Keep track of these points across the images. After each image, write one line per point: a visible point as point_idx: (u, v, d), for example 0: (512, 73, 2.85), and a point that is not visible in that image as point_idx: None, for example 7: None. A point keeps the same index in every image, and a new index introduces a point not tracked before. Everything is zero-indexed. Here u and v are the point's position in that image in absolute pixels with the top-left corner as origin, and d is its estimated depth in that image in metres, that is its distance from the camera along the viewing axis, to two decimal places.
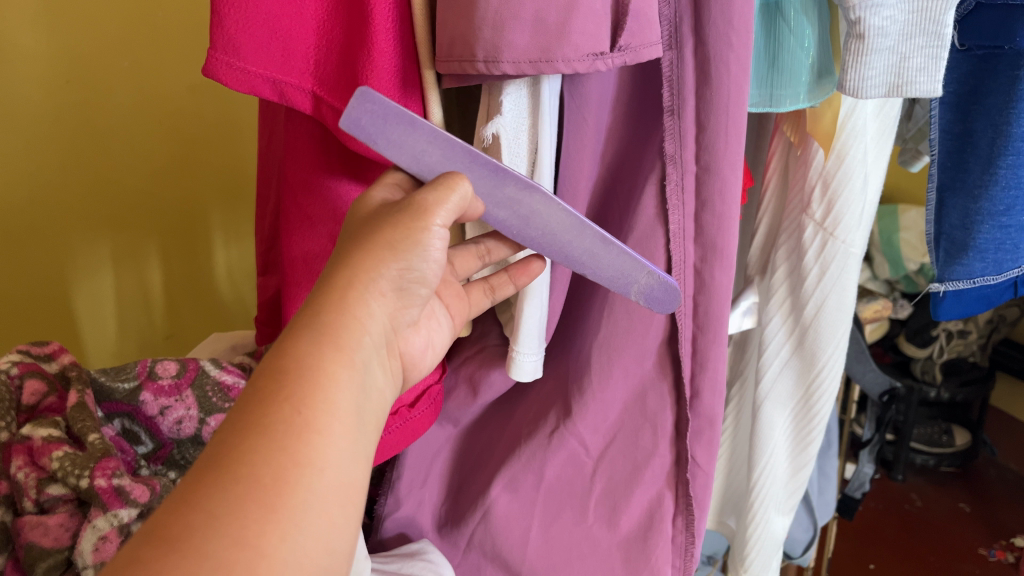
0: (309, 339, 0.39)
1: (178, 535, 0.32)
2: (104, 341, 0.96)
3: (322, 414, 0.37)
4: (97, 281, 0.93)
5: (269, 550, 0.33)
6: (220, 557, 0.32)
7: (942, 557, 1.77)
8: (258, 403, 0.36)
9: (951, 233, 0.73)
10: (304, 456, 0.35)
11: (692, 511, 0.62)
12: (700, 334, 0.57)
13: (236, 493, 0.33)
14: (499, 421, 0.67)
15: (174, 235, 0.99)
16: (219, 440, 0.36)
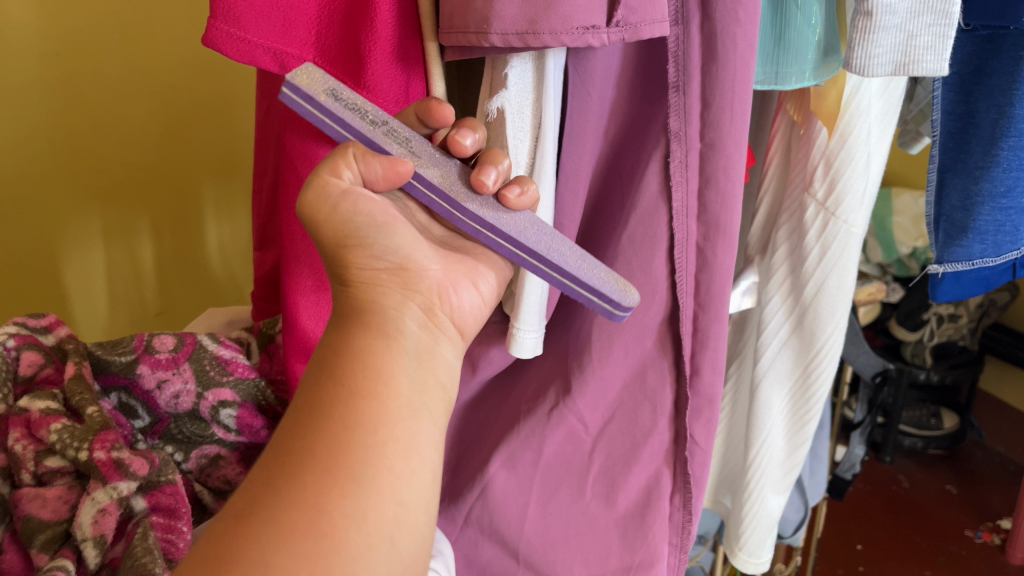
0: (342, 325, 0.44)
1: (247, 508, 0.38)
2: (95, 315, 0.94)
3: (360, 378, 0.41)
4: (88, 258, 0.91)
5: (332, 506, 0.38)
6: (283, 517, 0.37)
7: (929, 538, 1.79)
8: (312, 383, 0.42)
9: (951, 215, 0.73)
10: (352, 419, 0.40)
11: (690, 488, 0.62)
12: (702, 312, 0.57)
13: (297, 465, 0.39)
14: (497, 397, 0.67)
15: (165, 209, 0.97)
16: (285, 425, 0.41)
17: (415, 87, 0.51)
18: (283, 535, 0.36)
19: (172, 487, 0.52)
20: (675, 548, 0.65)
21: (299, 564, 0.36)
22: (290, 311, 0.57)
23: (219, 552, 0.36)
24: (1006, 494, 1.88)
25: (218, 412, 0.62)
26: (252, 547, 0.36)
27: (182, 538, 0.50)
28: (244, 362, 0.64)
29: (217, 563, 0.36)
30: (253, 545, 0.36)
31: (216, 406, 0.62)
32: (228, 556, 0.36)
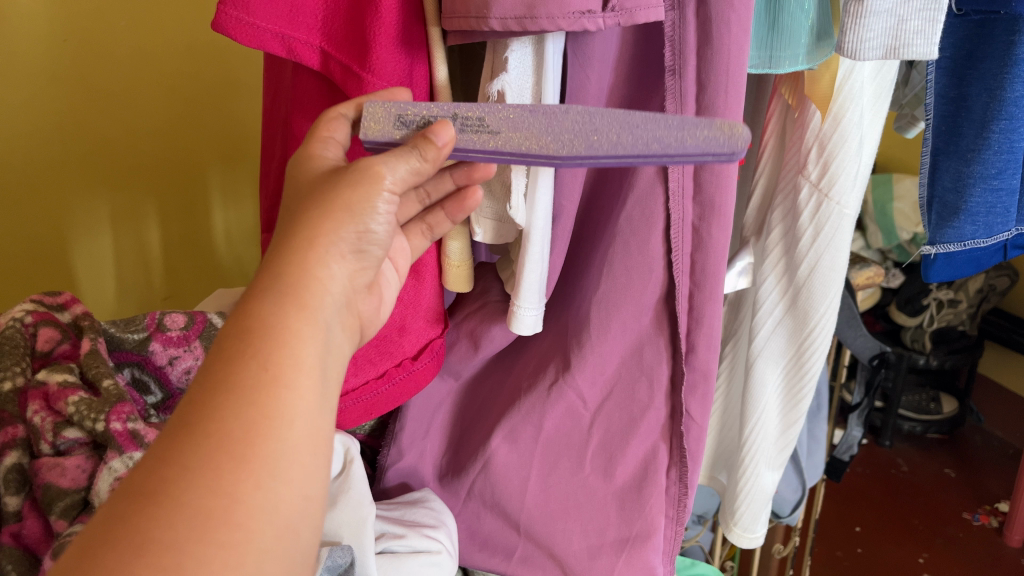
0: (271, 300, 0.39)
1: (156, 490, 0.33)
2: (103, 297, 0.95)
3: (288, 367, 0.37)
4: (97, 243, 0.92)
5: (242, 499, 0.34)
6: (195, 505, 0.33)
7: (927, 520, 1.81)
8: (230, 360, 0.37)
9: (943, 196, 0.74)
10: (272, 410, 0.36)
11: (686, 462, 0.64)
12: (697, 291, 0.59)
13: (208, 447, 0.35)
14: (499, 374, 0.69)
15: (170, 196, 0.98)
16: (191, 399, 0.37)
17: (419, 71, 0.52)
18: (197, 523, 0.33)
19: None
20: (671, 520, 0.67)
21: (212, 556, 0.33)
22: None
23: (123, 533, 0.32)
24: (1003, 477, 1.90)
25: None
26: (158, 533, 0.32)
27: None
28: None
29: (128, 549, 0.32)
30: (160, 530, 0.32)
31: None
32: (137, 541, 0.32)
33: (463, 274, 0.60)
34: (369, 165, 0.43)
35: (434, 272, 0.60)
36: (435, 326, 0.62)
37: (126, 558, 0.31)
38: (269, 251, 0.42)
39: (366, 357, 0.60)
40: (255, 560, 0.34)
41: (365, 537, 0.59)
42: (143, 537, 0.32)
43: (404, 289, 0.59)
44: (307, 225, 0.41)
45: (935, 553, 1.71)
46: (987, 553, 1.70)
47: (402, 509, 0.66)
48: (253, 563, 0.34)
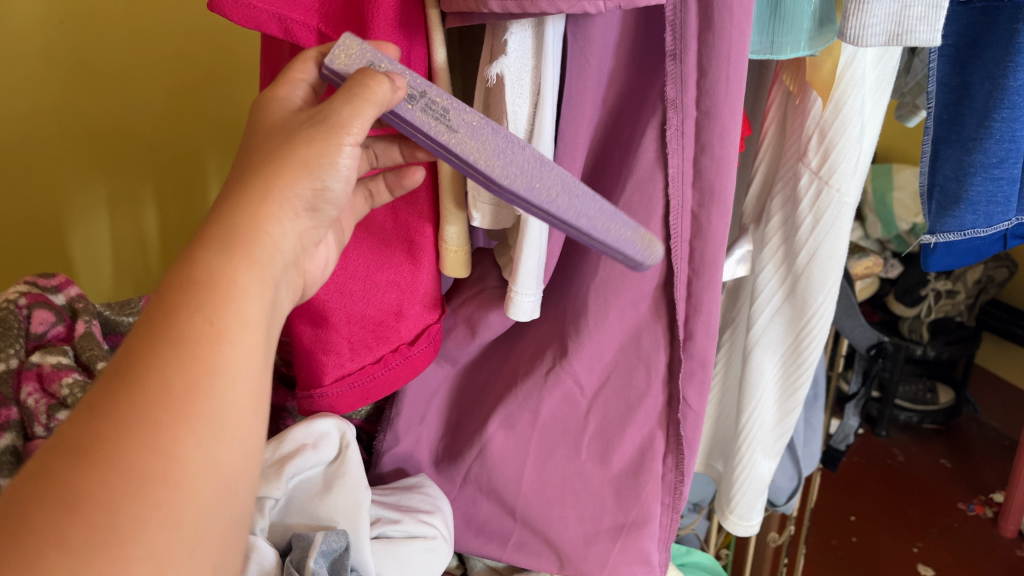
0: (219, 252, 0.38)
1: (87, 447, 0.32)
2: (100, 281, 0.95)
3: (235, 323, 0.37)
4: (92, 227, 0.92)
5: (178, 457, 0.33)
6: (129, 464, 0.32)
7: (922, 510, 1.81)
8: (171, 312, 0.36)
9: (944, 185, 0.74)
10: (215, 365, 0.35)
11: (682, 449, 0.64)
12: (696, 278, 0.58)
13: (146, 402, 0.33)
14: (496, 360, 0.69)
15: (167, 179, 0.97)
16: (127, 350, 0.35)
17: (417, 53, 0.51)
18: (133, 483, 0.32)
19: None
20: (667, 508, 0.67)
21: (148, 516, 0.32)
22: None
23: (54, 490, 0.31)
24: (998, 468, 1.91)
25: None
26: (90, 492, 0.31)
27: None
28: None
29: (59, 508, 0.30)
30: (92, 488, 0.31)
31: None
32: (68, 500, 0.31)
33: (461, 260, 0.60)
34: (336, 118, 0.42)
35: (431, 258, 0.60)
36: (431, 312, 0.62)
37: (57, 518, 0.30)
38: (218, 199, 0.41)
39: (363, 342, 0.60)
40: (193, 521, 0.33)
41: (360, 522, 0.59)
42: (74, 497, 0.31)
43: (401, 275, 0.59)
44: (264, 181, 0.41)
45: (929, 543, 1.72)
46: (981, 543, 1.71)
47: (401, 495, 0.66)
48: (190, 522, 0.33)
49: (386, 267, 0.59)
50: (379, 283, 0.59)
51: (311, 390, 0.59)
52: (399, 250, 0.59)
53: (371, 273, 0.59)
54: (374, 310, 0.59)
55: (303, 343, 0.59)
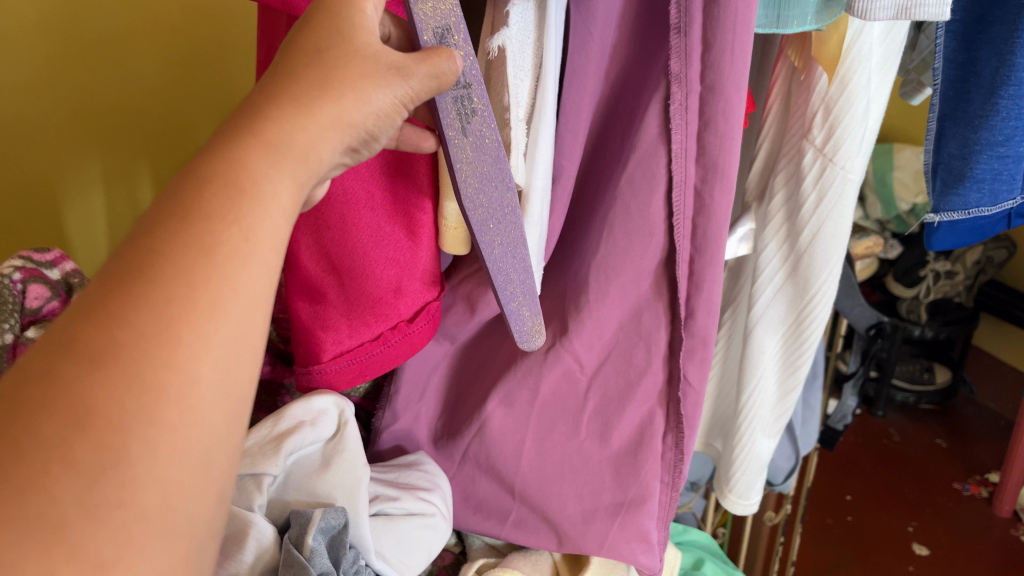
0: (265, 160, 0.35)
1: (106, 353, 0.29)
2: (96, 256, 0.94)
3: (266, 241, 0.34)
4: (88, 201, 0.90)
5: (195, 375, 0.31)
6: (149, 380, 0.29)
7: (917, 489, 1.82)
8: (202, 215, 0.33)
9: (949, 162, 0.73)
10: (239, 284, 0.33)
11: (682, 428, 0.64)
12: (698, 256, 0.58)
13: (167, 312, 0.31)
14: (496, 337, 0.69)
15: (163, 154, 0.95)
16: (145, 244, 0.32)
17: None
18: (149, 398, 0.29)
19: None
20: (666, 486, 0.66)
21: (161, 437, 0.29)
22: (294, 252, 0.58)
23: (62, 395, 0.28)
24: (994, 448, 1.91)
25: None
26: (102, 401, 0.28)
27: None
28: None
29: (69, 415, 0.28)
30: (104, 396, 0.28)
31: None
32: (81, 409, 0.28)
33: (460, 236, 0.59)
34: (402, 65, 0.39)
35: (430, 233, 0.59)
36: (430, 289, 0.62)
37: (67, 429, 0.27)
38: (255, 97, 0.37)
39: (361, 319, 0.59)
40: (200, 446, 0.31)
41: (358, 498, 0.58)
42: (88, 407, 0.28)
43: (400, 251, 0.58)
44: (319, 92, 0.37)
45: (924, 522, 1.73)
46: (976, 522, 1.72)
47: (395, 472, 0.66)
48: (195, 447, 0.31)
49: (385, 243, 0.58)
50: (378, 259, 0.58)
51: (310, 366, 0.59)
52: (399, 225, 0.58)
53: (371, 249, 0.57)
54: (372, 287, 0.58)
55: (301, 321, 0.60)
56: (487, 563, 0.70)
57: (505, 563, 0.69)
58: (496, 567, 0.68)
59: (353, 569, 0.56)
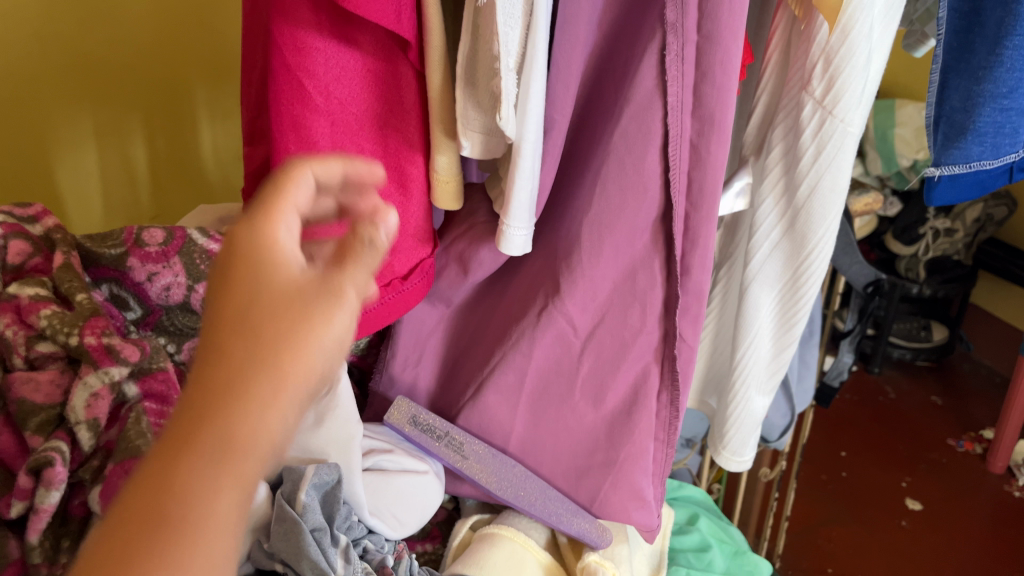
0: (295, 297, 0.34)
1: (151, 523, 0.29)
2: (89, 216, 0.91)
3: (307, 387, 0.34)
4: (80, 158, 0.87)
5: (229, 515, 0.31)
6: (191, 542, 0.30)
7: (912, 445, 1.83)
8: (244, 367, 0.33)
9: (951, 116, 0.72)
10: (281, 427, 0.33)
11: (677, 386, 0.63)
12: (694, 212, 0.57)
13: (215, 470, 0.31)
14: (489, 296, 0.68)
15: (156, 110, 0.93)
16: (193, 397, 0.32)
17: None
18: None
19: (164, 373, 0.52)
20: (660, 444, 0.66)
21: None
22: None
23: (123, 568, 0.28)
24: (989, 405, 1.92)
25: None
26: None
27: None
28: None
29: None
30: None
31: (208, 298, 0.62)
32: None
33: (452, 190, 0.58)
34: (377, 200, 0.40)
35: (421, 188, 0.58)
36: (424, 245, 0.61)
37: None
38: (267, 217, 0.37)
39: None
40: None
41: (351, 456, 0.57)
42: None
43: (391, 207, 0.57)
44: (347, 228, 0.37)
45: (918, 477, 1.74)
46: (970, 478, 1.73)
47: (403, 422, 0.64)
48: None
49: (375, 198, 0.56)
50: None
51: None
52: (389, 180, 0.57)
53: None
54: None
55: None
56: (481, 520, 0.68)
57: (501, 520, 0.67)
58: (491, 525, 0.67)
59: (345, 525, 0.55)
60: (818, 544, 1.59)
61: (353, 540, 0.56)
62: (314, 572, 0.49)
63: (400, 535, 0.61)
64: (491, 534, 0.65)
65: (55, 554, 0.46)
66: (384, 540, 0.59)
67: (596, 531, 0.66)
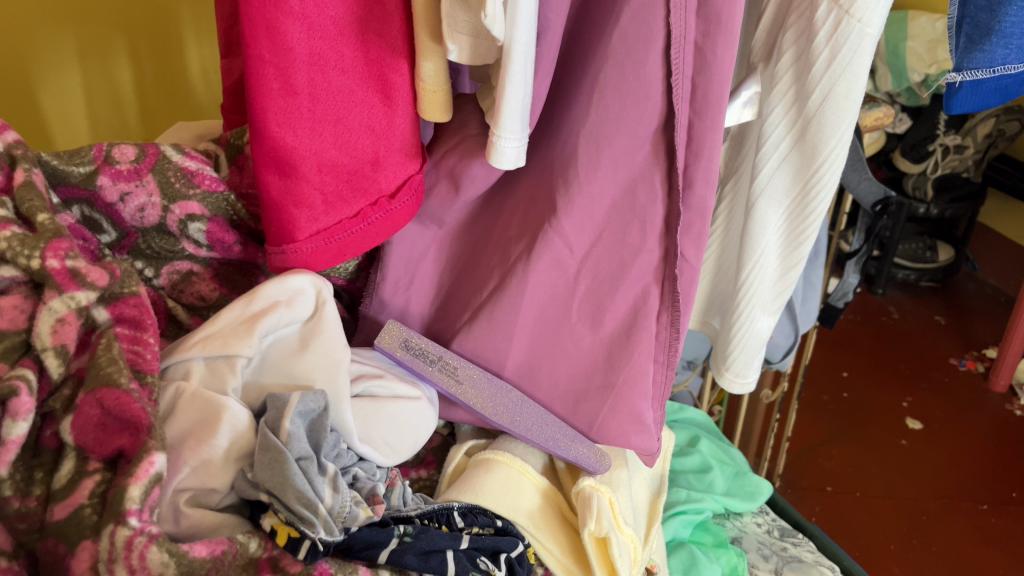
0: None
1: None
2: (77, 139, 0.88)
3: None
4: (63, 81, 0.84)
5: None
6: None
7: (914, 365, 1.82)
8: None
9: (975, 15, 0.67)
10: None
11: (678, 307, 0.60)
12: (697, 120, 0.53)
13: None
14: (482, 216, 0.65)
15: (141, 29, 0.88)
16: None
17: None
18: None
19: (135, 298, 0.50)
20: (660, 367, 0.63)
21: None
22: (258, 119, 0.51)
23: None
24: (993, 324, 1.90)
25: (187, 227, 0.59)
26: None
27: (150, 350, 0.49)
28: (211, 175, 0.60)
29: None
30: None
31: (184, 220, 0.59)
32: None
33: (439, 100, 0.54)
34: None
35: (407, 98, 0.54)
36: (413, 160, 0.57)
37: None
38: None
39: (337, 194, 0.54)
40: None
41: (339, 383, 0.55)
42: None
43: (375, 118, 0.53)
44: None
45: (919, 396, 1.74)
46: (972, 396, 1.72)
47: (394, 347, 0.61)
48: None
49: (357, 109, 0.52)
50: (352, 127, 0.53)
51: (283, 246, 0.54)
52: (372, 90, 0.52)
53: (343, 116, 0.52)
54: (346, 157, 0.53)
55: (271, 195, 0.53)
56: (478, 446, 0.67)
57: (496, 446, 0.65)
58: (487, 450, 0.65)
59: (333, 453, 0.53)
60: (818, 462, 1.59)
61: (342, 468, 0.55)
62: (300, 503, 0.48)
63: (392, 462, 0.59)
64: (487, 458, 0.63)
65: (27, 487, 0.44)
66: (375, 467, 0.58)
67: (594, 456, 0.65)
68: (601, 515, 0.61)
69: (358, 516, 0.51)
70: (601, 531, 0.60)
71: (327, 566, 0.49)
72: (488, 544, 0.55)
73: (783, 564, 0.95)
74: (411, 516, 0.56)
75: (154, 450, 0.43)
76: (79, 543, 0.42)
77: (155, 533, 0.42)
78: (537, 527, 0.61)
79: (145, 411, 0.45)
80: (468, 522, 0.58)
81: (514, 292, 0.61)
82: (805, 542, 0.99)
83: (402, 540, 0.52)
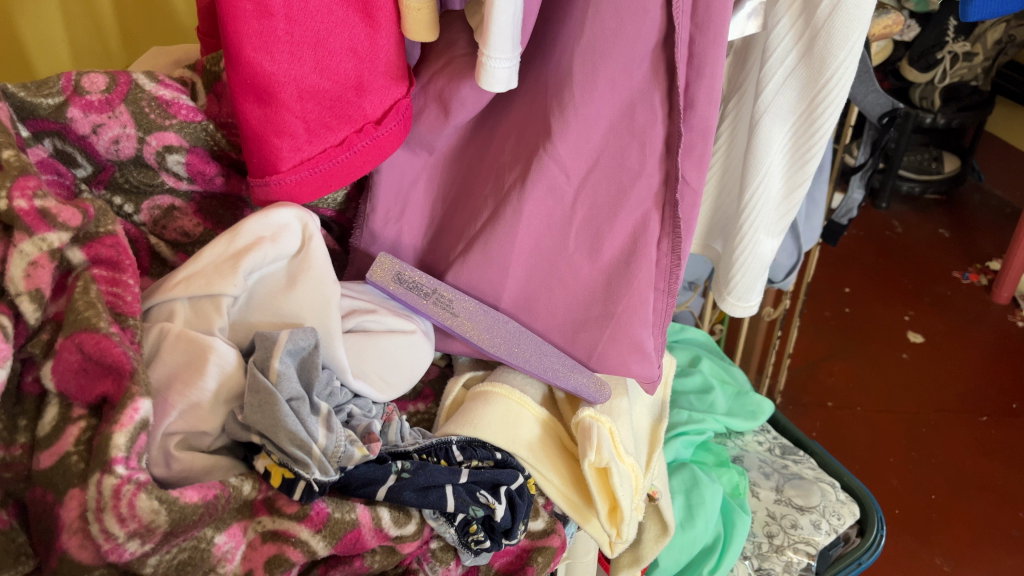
0: None
1: None
2: (59, 66, 0.84)
3: None
4: (41, 8, 0.80)
5: None
6: None
7: (917, 280, 1.81)
8: None
9: None
10: None
11: (679, 233, 0.57)
12: (699, 35, 0.50)
13: None
14: (477, 142, 0.62)
15: None
16: None
17: None
18: None
19: (112, 238, 0.48)
20: (661, 294, 0.61)
21: None
22: (232, 42, 0.47)
23: None
24: (999, 237, 1.88)
25: (165, 159, 0.57)
26: None
27: (130, 292, 0.47)
28: (188, 104, 0.57)
29: None
30: None
31: (162, 152, 0.56)
32: None
33: (424, 19, 0.50)
34: None
35: (389, 16, 0.50)
36: (399, 84, 0.54)
37: None
38: None
39: (320, 121, 0.51)
40: None
41: (330, 320, 0.53)
42: None
43: (356, 38, 0.50)
44: None
45: (921, 311, 1.73)
46: (974, 310, 1.71)
47: (387, 280, 0.59)
48: None
49: (337, 30, 0.49)
50: (333, 49, 0.49)
51: (266, 178, 0.52)
52: (353, 9, 0.49)
53: (323, 38, 0.49)
54: (329, 83, 0.50)
55: (251, 125, 0.50)
56: (475, 377, 0.66)
57: (494, 377, 0.64)
58: (485, 381, 0.64)
59: (325, 392, 0.52)
60: (818, 377, 1.60)
61: (336, 406, 0.54)
62: (294, 444, 0.47)
63: (387, 397, 0.58)
64: (485, 391, 0.62)
65: (12, 435, 0.44)
66: (370, 403, 0.57)
67: (595, 385, 0.63)
68: (601, 446, 0.59)
69: (354, 456, 0.49)
70: (601, 461, 0.59)
71: (325, 505, 0.48)
72: (487, 477, 0.54)
73: (784, 481, 0.95)
74: (409, 452, 0.55)
75: (138, 396, 0.42)
76: (68, 491, 0.41)
77: (143, 480, 0.41)
78: (537, 459, 0.61)
79: (127, 356, 0.43)
80: (467, 455, 0.57)
81: (508, 221, 0.59)
82: (806, 459, 1.00)
83: (400, 477, 0.51)
